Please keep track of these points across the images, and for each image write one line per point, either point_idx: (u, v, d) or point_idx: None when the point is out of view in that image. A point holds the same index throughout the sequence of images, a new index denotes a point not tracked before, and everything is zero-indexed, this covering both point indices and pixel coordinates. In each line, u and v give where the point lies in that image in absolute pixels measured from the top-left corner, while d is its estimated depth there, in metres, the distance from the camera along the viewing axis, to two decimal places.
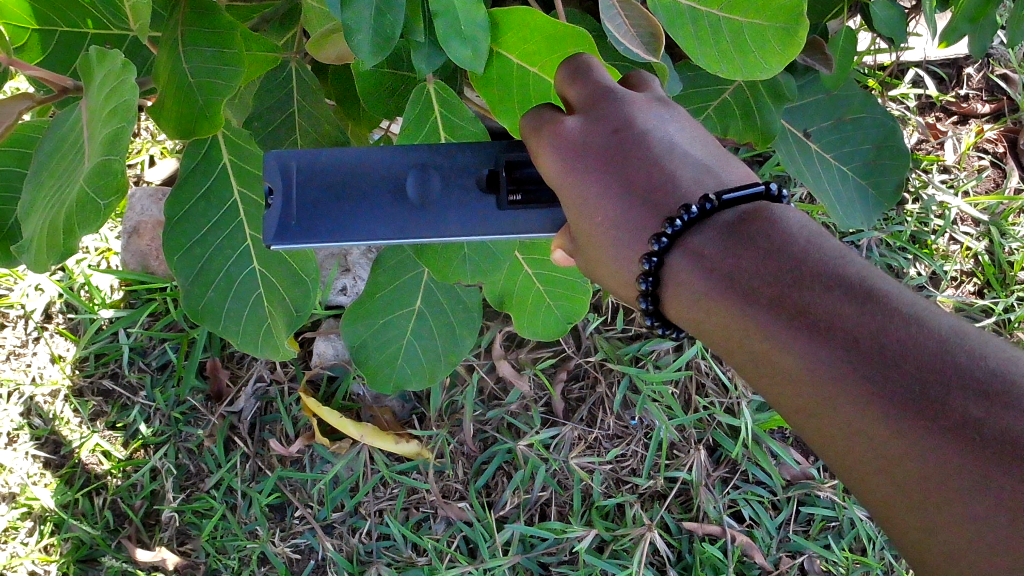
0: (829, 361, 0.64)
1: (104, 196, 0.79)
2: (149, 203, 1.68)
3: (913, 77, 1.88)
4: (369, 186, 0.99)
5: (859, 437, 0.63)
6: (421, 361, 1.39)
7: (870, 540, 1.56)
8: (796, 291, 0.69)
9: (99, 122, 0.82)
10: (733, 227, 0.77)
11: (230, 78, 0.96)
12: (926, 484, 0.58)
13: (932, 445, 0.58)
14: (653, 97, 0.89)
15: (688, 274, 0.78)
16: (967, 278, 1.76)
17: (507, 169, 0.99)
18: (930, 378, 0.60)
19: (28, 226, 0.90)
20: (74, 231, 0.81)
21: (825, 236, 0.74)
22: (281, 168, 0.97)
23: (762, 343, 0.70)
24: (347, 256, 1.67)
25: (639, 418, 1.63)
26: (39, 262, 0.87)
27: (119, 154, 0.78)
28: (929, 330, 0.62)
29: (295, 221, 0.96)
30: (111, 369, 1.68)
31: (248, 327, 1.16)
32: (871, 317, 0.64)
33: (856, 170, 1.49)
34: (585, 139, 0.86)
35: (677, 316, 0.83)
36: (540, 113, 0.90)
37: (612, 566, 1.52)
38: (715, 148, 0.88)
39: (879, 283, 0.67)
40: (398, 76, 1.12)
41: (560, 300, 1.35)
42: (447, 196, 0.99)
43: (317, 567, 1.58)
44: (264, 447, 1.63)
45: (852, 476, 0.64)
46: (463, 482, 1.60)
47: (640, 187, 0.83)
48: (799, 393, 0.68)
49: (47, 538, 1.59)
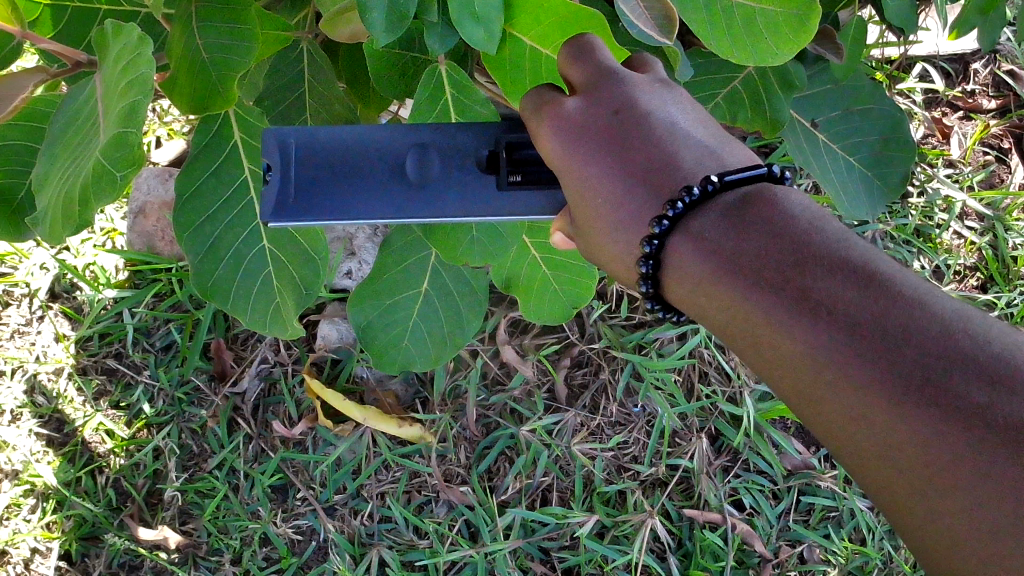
0: (830, 345, 0.65)
1: (121, 168, 0.78)
2: (156, 182, 1.67)
3: (920, 72, 1.89)
4: (371, 166, 0.99)
5: (859, 421, 0.63)
6: (427, 343, 1.40)
7: (870, 529, 1.57)
8: (797, 273, 0.69)
9: (115, 96, 0.82)
10: (734, 209, 0.77)
11: (242, 55, 0.95)
12: (928, 470, 0.59)
13: (933, 428, 0.58)
14: (654, 78, 0.89)
15: (690, 257, 0.78)
16: (970, 272, 1.77)
17: (508, 150, 0.98)
18: (931, 361, 0.60)
19: (42, 198, 0.90)
20: (89, 203, 0.81)
21: (826, 218, 0.74)
22: (280, 145, 0.98)
23: (763, 326, 0.70)
24: (353, 240, 1.68)
25: (642, 406, 1.64)
26: (54, 236, 0.87)
27: (136, 127, 0.78)
28: (930, 312, 0.62)
29: (293, 198, 0.96)
30: (114, 349, 1.68)
31: (256, 305, 1.15)
32: (872, 300, 0.64)
33: (863, 161, 1.49)
34: (588, 121, 0.85)
35: (680, 301, 0.83)
36: (540, 93, 0.89)
37: (613, 552, 1.54)
38: (716, 131, 0.88)
39: (882, 265, 0.67)
40: (410, 57, 1.11)
41: (568, 285, 1.35)
42: (447, 177, 0.98)
43: (318, 548, 1.59)
44: (267, 428, 1.64)
45: (852, 459, 0.65)
46: (466, 467, 1.60)
47: (641, 169, 0.83)
48: (799, 376, 0.68)
49: (49, 515, 1.59)
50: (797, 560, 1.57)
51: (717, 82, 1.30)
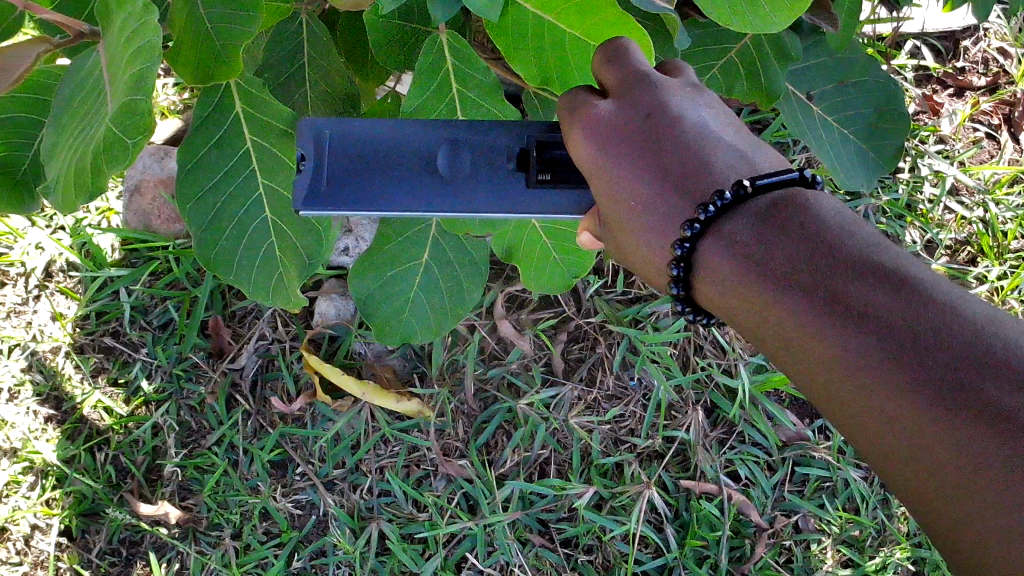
0: (863, 349, 0.68)
1: (132, 135, 0.79)
2: (151, 161, 1.68)
3: (911, 49, 1.90)
4: (404, 160, 1.01)
5: (892, 424, 0.66)
6: (428, 316, 1.41)
7: (864, 499, 1.61)
8: (830, 277, 0.72)
9: (121, 64, 0.81)
10: (766, 213, 0.79)
11: (247, 24, 0.94)
12: (957, 471, 0.62)
13: (966, 431, 0.61)
14: (686, 82, 0.91)
15: (720, 260, 0.81)
16: (961, 246, 1.80)
17: (539, 149, 1.00)
18: (962, 366, 0.63)
19: (53, 167, 0.90)
20: (103, 169, 0.81)
21: (857, 222, 0.77)
22: (314, 135, 1.01)
23: (796, 329, 0.73)
24: (350, 218, 1.69)
25: (639, 379, 1.66)
26: (68, 204, 0.87)
27: (145, 94, 0.77)
28: (963, 316, 0.65)
29: (324, 187, 0.99)
30: (112, 328, 1.69)
31: (259, 274, 1.15)
32: (904, 304, 0.68)
33: (858, 133, 1.51)
34: (620, 123, 0.88)
35: (712, 303, 0.86)
36: (574, 95, 0.91)
37: (611, 523, 1.57)
38: (746, 135, 0.90)
39: (914, 271, 0.70)
40: (409, 28, 1.11)
41: (567, 256, 1.36)
42: (478, 173, 1.00)
43: (318, 522, 1.60)
44: (265, 405, 1.65)
45: (884, 459, 0.68)
46: (464, 441, 1.62)
47: (674, 172, 0.86)
48: (832, 377, 0.71)
49: (49, 492, 1.61)
50: (792, 529, 1.60)
51: (714, 53, 1.30)
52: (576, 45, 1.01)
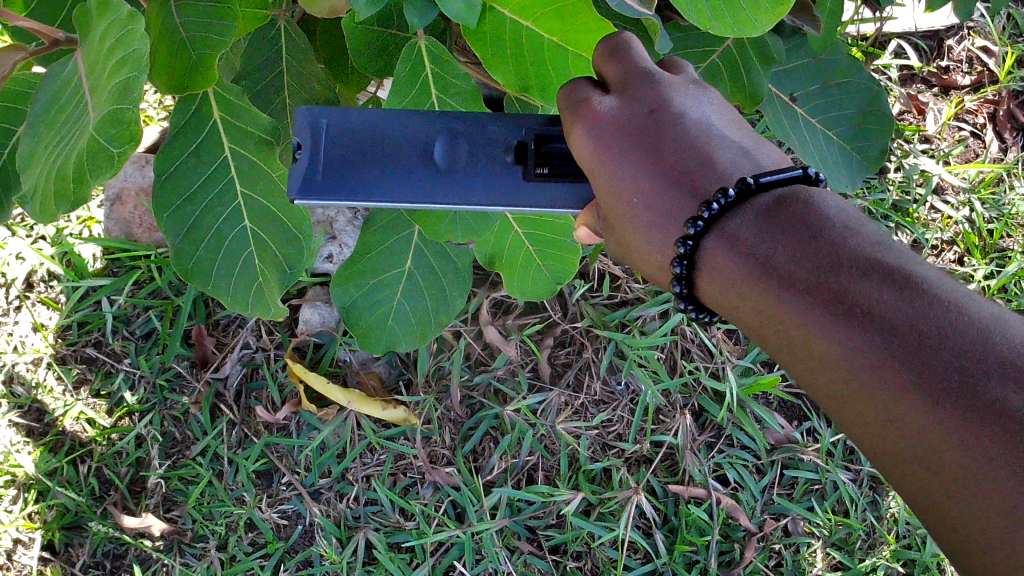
0: (866, 347, 0.67)
1: (117, 144, 0.77)
2: (132, 169, 1.67)
3: (896, 48, 1.90)
4: (401, 152, 1.00)
5: (896, 424, 0.66)
6: (411, 324, 1.39)
7: (852, 501, 1.61)
8: (833, 277, 0.72)
9: (105, 74, 0.80)
10: (768, 212, 0.79)
11: (223, 32, 0.93)
12: (962, 472, 0.61)
13: (971, 432, 0.61)
14: (687, 80, 0.91)
15: (724, 260, 0.81)
16: (948, 246, 1.79)
17: (537, 142, 1.00)
18: (968, 365, 0.62)
19: (29, 177, 0.89)
20: (84, 180, 0.80)
21: (862, 221, 0.76)
22: (311, 125, 1.00)
23: (799, 328, 0.73)
24: (333, 224, 1.68)
25: (625, 383, 1.65)
26: (45, 214, 0.86)
27: (132, 103, 0.76)
28: (969, 315, 0.64)
29: (319, 177, 0.97)
30: (94, 338, 1.67)
31: (237, 287, 1.14)
32: (908, 303, 0.67)
33: (841, 135, 1.50)
34: (624, 119, 0.87)
35: (714, 302, 0.85)
36: (574, 91, 0.90)
37: (599, 529, 1.55)
38: (749, 132, 0.90)
39: (918, 270, 0.69)
40: (388, 34, 1.10)
41: (551, 261, 1.36)
42: (477, 166, 0.99)
43: (305, 532, 1.58)
44: (250, 414, 1.63)
45: (889, 459, 0.67)
46: (451, 448, 1.61)
47: (676, 168, 0.85)
48: (835, 376, 0.70)
49: (31, 505, 1.59)
50: (781, 532, 1.59)
51: (696, 56, 1.29)
52: (555, 51, 1.01)
